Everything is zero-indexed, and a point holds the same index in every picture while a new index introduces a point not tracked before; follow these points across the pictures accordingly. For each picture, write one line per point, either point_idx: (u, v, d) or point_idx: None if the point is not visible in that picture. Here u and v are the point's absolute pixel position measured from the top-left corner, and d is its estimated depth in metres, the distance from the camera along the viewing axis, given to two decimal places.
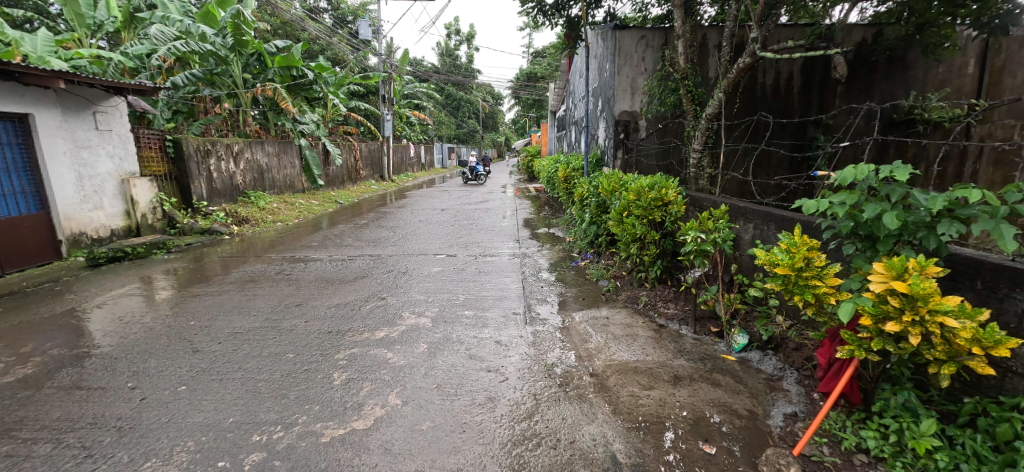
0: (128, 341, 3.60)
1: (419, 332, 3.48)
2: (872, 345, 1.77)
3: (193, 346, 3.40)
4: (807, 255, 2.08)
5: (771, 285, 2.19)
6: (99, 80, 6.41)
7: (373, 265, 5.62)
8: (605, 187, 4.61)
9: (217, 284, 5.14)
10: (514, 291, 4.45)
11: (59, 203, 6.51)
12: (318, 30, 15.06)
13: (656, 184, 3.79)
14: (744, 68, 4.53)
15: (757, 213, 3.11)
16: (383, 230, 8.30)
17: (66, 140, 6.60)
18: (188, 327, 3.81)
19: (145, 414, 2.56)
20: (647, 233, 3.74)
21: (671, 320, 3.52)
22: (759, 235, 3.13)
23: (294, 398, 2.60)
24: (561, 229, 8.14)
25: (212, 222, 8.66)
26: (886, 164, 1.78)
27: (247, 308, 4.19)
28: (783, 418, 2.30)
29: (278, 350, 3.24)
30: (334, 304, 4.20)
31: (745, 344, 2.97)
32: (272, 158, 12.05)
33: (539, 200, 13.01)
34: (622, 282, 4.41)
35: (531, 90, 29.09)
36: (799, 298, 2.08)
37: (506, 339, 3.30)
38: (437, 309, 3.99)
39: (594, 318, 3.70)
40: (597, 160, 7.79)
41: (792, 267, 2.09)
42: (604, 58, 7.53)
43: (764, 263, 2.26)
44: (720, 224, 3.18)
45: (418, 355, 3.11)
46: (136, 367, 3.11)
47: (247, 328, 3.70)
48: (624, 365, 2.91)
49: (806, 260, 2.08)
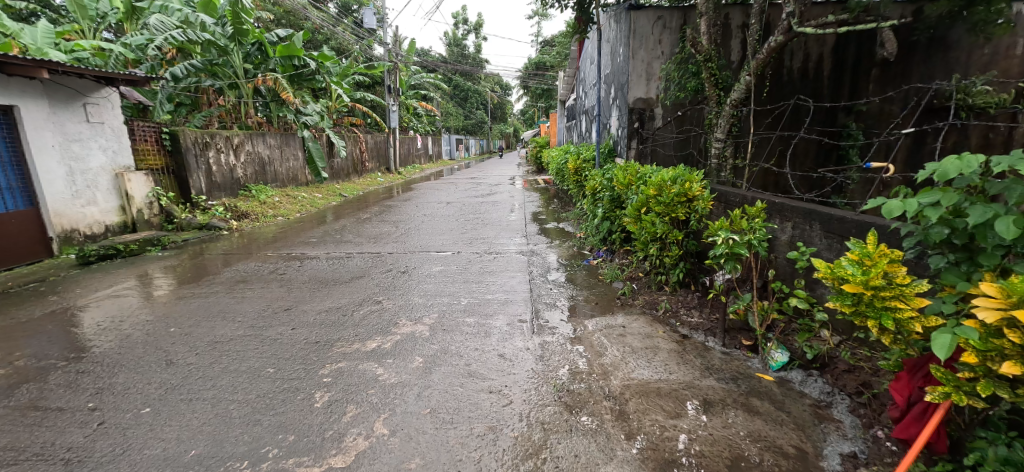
0: (99, 351, 3.30)
1: (415, 343, 3.14)
2: (977, 388, 1.48)
3: (168, 357, 3.10)
4: (887, 269, 1.72)
5: (837, 304, 1.85)
6: (86, 69, 6.13)
7: (371, 264, 5.30)
8: (620, 180, 4.22)
9: (206, 284, 4.83)
10: (520, 294, 4.11)
11: (48, 199, 6.25)
12: (321, 20, 14.74)
13: (678, 176, 3.40)
14: (774, 48, 4.18)
15: (798, 210, 2.78)
16: (387, 225, 7.95)
17: (56, 133, 6.34)
18: (167, 334, 3.50)
19: (98, 446, 2.23)
20: (668, 233, 3.35)
21: (696, 330, 3.18)
22: (799, 235, 2.79)
23: (269, 425, 2.28)
24: (572, 223, 7.78)
25: (211, 217, 8.39)
26: (998, 155, 1.43)
27: (234, 313, 3.87)
28: (842, 461, 1.99)
29: (258, 364, 2.91)
30: (325, 308, 3.87)
31: (785, 363, 2.65)
32: (275, 151, 11.73)
33: (547, 193, 12.60)
34: (639, 285, 4.05)
35: (541, 80, 28.59)
36: (875, 323, 1.75)
37: (510, 352, 2.96)
38: (436, 315, 3.65)
39: (609, 327, 3.34)
40: (610, 151, 7.40)
41: (866, 284, 1.75)
42: (617, 42, 7.13)
43: (827, 276, 1.91)
44: (756, 223, 2.78)
45: (411, 371, 2.77)
46: (102, 382, 2.81)
47: (228, 336, 3.38)
48: (645, 385, 2.57)
49: (884, 276, 1.73)
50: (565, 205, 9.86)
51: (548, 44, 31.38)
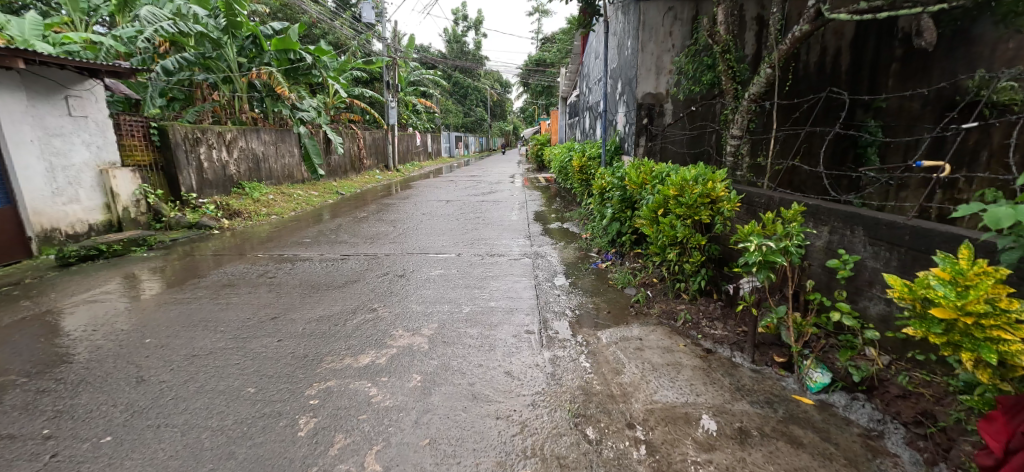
0: (63, 365, 3.01)
1: (412, 358, 2.86)
2: None
3: (139, 374, 2.81)
4: (990, 294, 1.70)
5: (931, 329, 1.81)
6: (67, 59, 5.83)
7: (366, 266, 5.00)
8: (633, 179, 3.95)
9: (189, 289, 4.52)
10: (526, 301, 3.82)
11: (26, 197, 5.93)
12: (319, 14, 14.37)
13: (700, 176, 3.12)
14: (800, 38, 3.91)
15: (839, 213, 2.53)
16: (383, 225, 7.64)
17: (35, 127, 6.03)
18: (141, 346, 3.21)
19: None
20: (689, 237, 3.06)
21: (720, 344, 2.91)
22: (839, 241, 2.55)
23: (244, 460, 2.00)
24: (576, 223, 7.49)
25: (202, 215, 8.07)
26: None
27: (216, 322, 3.58)
28: None
29: (237, 383, 2.62)
30: (315, 317, 3.58)
31: (826, 384, 2.37)
32: (269, 147, 11.37)
33: (548, 192, 12.30)
34: (654, 292, 3.77)
35: (541, 76, 28.24)
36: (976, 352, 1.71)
37: (518, 370, 2.68)
38: (435, 326, 3.36)
39: (624, 340, 3.06)
40: (617, 148, 7.12)
41: (969, 309, 1.72)
42: (624, 35, 6.86)
43: (916, 300, 1.88)
44: (794, 228, 2.49)
45: (408, 393, 2.48)
46: (62, 404, 2.52)
47: (208, 349, 3.09)
48: (671, 410, 2.29)
49: (986, 301, 1.70)
50: (569, 205, 9.55)
51: (549, 40, 31.01)
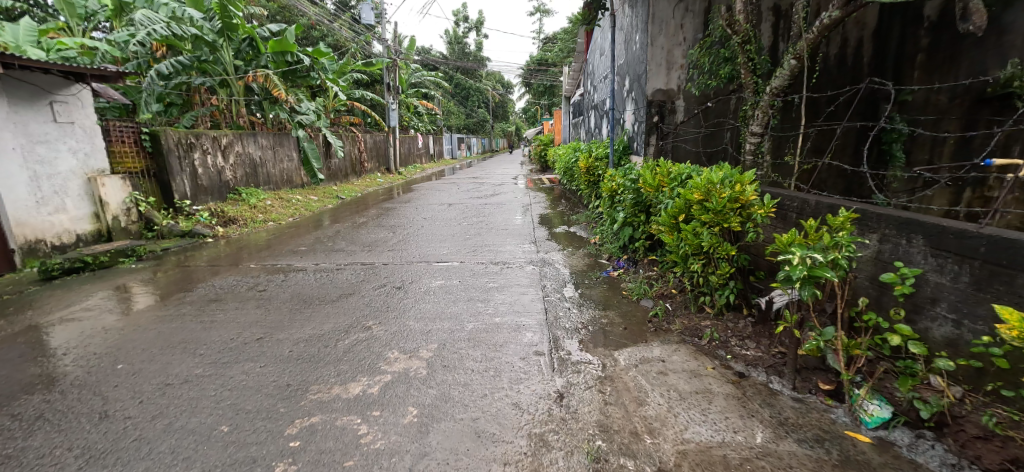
0: (25, 397, 2.73)
1: (409, 387, 2.56)
2: None
3: (104, 409, 2.52)
4: None
5: None
6: (51, 64, 5.59)
7: (363, 278, 4.69)
8: (649, 182, 3.64)
9: (173, 305, 4.20)
10: (535, 315, 3.51)
11: (9, 208, 5.68)
12: (319, 15, 14.11)
13: (727, 178, 2.81)
14: (829, 24, 3.60)
15: (894, 219, 2.22)
16: (384, 231, 7.33)
17: (18, 134, 5.77)
18: (113, 373, 2.93)
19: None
20: (716, 246, 2.75)
21: (754, 367, 2.60)
22: (895, 251, 2.22)
23: None
24: (583, 226, 7.17)
25: (195, 223, 7.77)
26: None
27: (198, 343, 3.29)
28: None
29: (210, 420, 2.34)
30: (306, 336, 3.29)
31: (886, 420, 2.06)
32: (267, 151, 11.03)
33: (554, 193, 11.97)
34: (673, 305, 3.46)
35: (544, 76, 27.91)
36: None
37: (527, 402, 2.38)
38: (435, 346, 3.06)
39: (645, 362, 2.76)
40: (625, 147, 6.82)
41: None
42: (633, 29, 6.57)
43: None
44: (843, 238, 2.18)
45: (403, 431, 2.19)
46: (13, 449, 2.25)
47: (186, 376, 2.81)
48: (705, 452, 1.99)
49: None
50: (575, 207, 9.19)
51: (551, 40, 30.70)
